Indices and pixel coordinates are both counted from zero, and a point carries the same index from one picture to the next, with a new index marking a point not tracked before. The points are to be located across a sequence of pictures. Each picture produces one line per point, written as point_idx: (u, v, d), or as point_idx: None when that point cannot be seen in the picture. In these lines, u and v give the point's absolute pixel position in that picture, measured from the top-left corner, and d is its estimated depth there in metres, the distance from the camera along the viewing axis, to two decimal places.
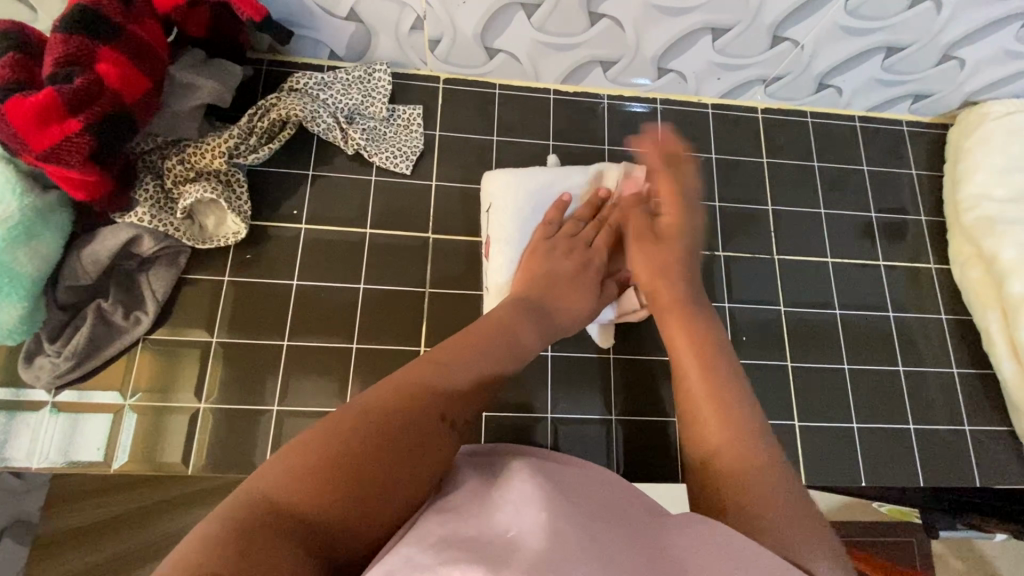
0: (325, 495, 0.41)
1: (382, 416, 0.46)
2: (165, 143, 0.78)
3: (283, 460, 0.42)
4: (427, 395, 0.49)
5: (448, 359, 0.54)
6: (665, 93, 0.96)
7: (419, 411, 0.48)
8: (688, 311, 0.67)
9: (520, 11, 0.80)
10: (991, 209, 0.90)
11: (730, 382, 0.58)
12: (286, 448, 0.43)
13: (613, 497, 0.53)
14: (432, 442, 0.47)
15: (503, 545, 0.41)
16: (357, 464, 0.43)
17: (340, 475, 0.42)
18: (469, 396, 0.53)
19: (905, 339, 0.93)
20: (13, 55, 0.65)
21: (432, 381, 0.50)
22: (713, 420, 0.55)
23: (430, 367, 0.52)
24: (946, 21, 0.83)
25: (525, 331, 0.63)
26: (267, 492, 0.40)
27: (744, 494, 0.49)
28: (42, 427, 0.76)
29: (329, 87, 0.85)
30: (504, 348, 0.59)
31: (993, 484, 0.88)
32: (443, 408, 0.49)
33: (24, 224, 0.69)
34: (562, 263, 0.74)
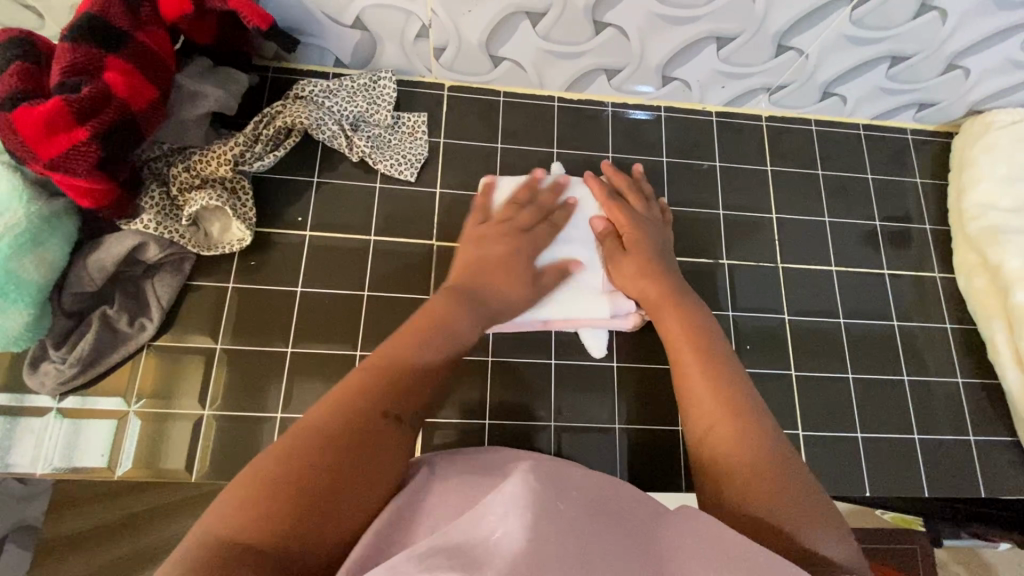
0: (271, 517, 0.43)
1: (318, 431, 0.48)
2: (170, 152, 0.78)
3: (230, 498, 0.44)
4: (363, 398, 0.51)
5: (384, 360, 0.56)
6: (669, 101, 0.96)
7: (356, 414, 0.50)
8: (684, 313, 0.70)
9: (525, 20, 0.80)
10: (996, 218, 0.90)
11: (726, 368, 0.62)
12: (232, 486, 0.45)
13: (597, 490, 0.53)
14: (375, 441, 0.50)
15: (486, 548, 0.40)
16: (298, 481, 0.45)
17: (286, 496, 0.44)
18: (405, 393, 0.54)
19: (910, 348, 0.92)
20: (21, 64, 0.66)
21: (368, 386, 0.53)
22: (713, 406, 0.58)
23: (366, 372, 0.54)
24: (951, 31, 0.82)
25: (460, 326, 0.65)
26: (217, 533, 0.42)
27: (743, 479, 0.52)
28: (46, 432, 0.77)
29: (334, 95, 0.86)
30: (439, 344, 0.61)
31: (998, 495, 0.88)
32: (382, 404, 0.52)
33: (30, 231, 0.70)
34: (494, 250, 0.76)
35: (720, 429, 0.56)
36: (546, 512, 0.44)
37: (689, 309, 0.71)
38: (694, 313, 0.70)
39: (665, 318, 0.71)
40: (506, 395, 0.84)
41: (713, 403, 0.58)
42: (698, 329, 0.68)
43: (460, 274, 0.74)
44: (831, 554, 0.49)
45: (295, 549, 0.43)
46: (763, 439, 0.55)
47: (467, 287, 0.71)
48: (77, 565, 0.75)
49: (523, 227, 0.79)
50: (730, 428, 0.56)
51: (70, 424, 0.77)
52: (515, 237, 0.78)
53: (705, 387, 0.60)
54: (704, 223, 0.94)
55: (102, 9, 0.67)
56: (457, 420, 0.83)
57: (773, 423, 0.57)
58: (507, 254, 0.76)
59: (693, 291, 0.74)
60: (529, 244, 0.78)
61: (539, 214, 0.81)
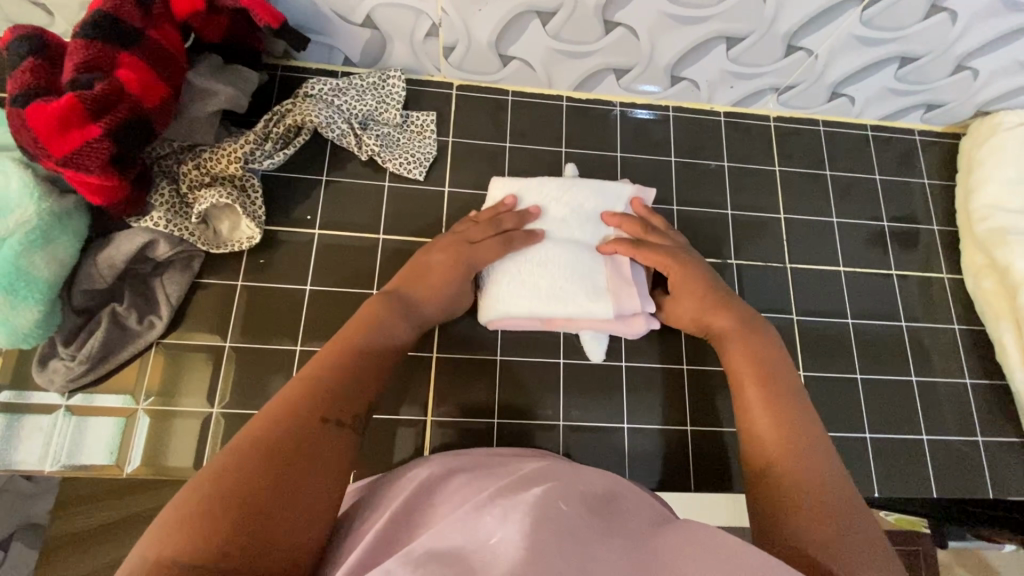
0: (216, 530, 0.42)
1: (247, 450, 0.47)
2: (181, 149, 0.78)
3: (165, 522, 0.43)
4: (298, 405, 0.52)
5: (316, 371, 0.56)
6: (676, 101, 0.97)
7: (291, 422, 0.50)
8: (753, 345, 0.68)
9: (535, 19, 0.80)
10: (1003, 219, 0.91)
11: (792, 408, 0.61)
12: (168, 509, 0.44)
13: (608, 484, 0.54)
14: (316, 446, 0.50)
15: (482, 557, 0.42)
16: (238, 494, 0.44)
17: (227, 509, 0.43)
18: (338, 398, 0.54)
19: (917, 349, 0.92)
20: (33, 61, 0.66)
21: (303, 394, 0.53)
22: (776, 447, 0.58)
23: (301, 383, 0.54)
24: (961, 32, 0.82)
25: (394, 328, 0.66)
26: (154, 556, 0.41)
27: (804, 515, 0.52)
28: (54, 430, 0.76)
29: (344, 93, 0.86)
30: (373, 346, 0.62)
31: (1005, 495, 0.88)
32: (319, 410, 0.52)
33: (41, 228, 0.70)
34: (437, 260, 0.76)
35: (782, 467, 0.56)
36: (546, 515, 0.44)
37: (758, 341, 0.69)
38: (763, 343, 0.69)
39: (729, 347, 0.70)
40: (514, 394, 0.84)
41: (774, 442, 0.59)
42: (766, 362, 0.66)
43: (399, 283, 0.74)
44: None
45: (240, 563, 0.42)
46: (828, 487, 0.54)
47: (400, 293, 0.72)
48: (82, 563, 0.74)
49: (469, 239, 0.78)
50: (795, 466, 0.56)
51: (79, 421, 0.77)
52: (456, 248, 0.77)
53: (768, 424, 0.60)
54: (712, 224, 0.94)
55: (115, 6, 0.67)
56: (466, 420, 0.83)
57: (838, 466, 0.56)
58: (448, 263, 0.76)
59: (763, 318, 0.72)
60: (469, 255, 0.76)
61: (493, 228, 0.78)
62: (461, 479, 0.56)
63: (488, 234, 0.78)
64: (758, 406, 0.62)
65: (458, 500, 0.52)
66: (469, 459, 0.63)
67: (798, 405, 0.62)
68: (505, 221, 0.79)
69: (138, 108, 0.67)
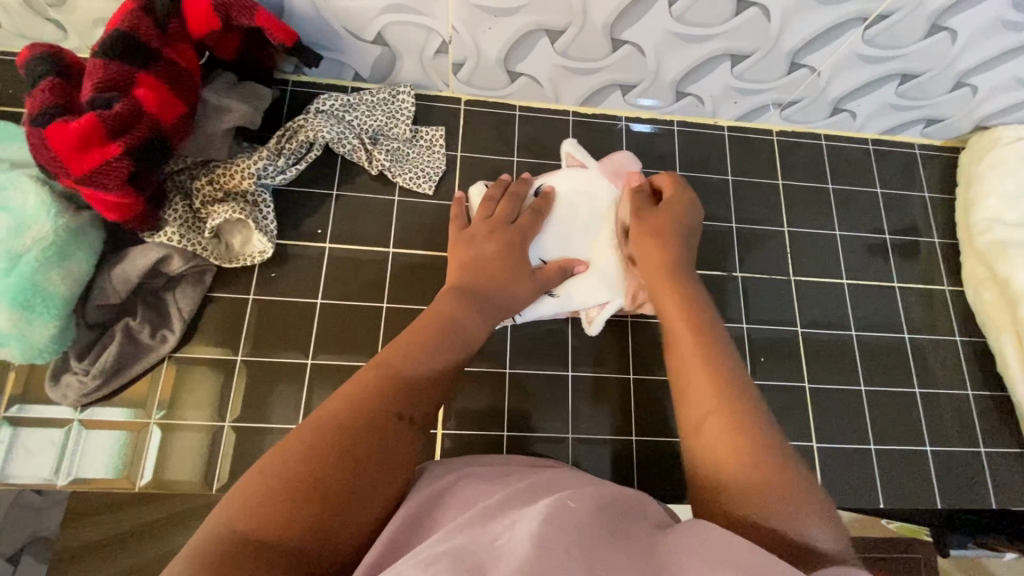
0: (291, 513, 0.44)
1: (328, 434, 0.49)
2: (194, 164, 0.79)
3: (244, 492, 0.45)
4: (379, 399, 0.54)
5: (391, 366, 0.57)
6: (681, 116, 0.98)
7: (367, 413, 0.52)
8: (695, 317, 0.67)
9: (544, 37, 0.81)
10: (1004, 233, 0.92)
11: (724, 357, 0.62)
12: (247, 482, 0.46)
13: (615, 490, 0.53)
14: (390, 438, 0.52)
15: (491, 552, 0.41)
16: (314, 479, 0.46)
17: (304, 491, 0.46)
18: (416, 397, 0.57)
19: (920, 361, 0.94)
20: (52, 80, 0.67)
21: (376, 386, 0.55)
22: (711, 412, 0.57)
23: (375, 375, 0.56)
24: (959, 51, 0.84)
25: (463, 324, 0.67)
26: (228, 528, 0.43)
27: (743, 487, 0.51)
28: (66, 443, 0.77)
29: (355, 109, 0.87)
30: (445, 340, 0.64)
31: (1008, 506, 0.89)
32: (399, 407, 0.54)
33: (57, 245, 0.71)
34: (489, 249, 0.78)
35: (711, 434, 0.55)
36: (557, 514, 0.43)
37: (692, 299, 0.70)
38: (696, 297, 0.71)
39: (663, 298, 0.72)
40: (523, 406, 0.85)
41: (706, 399, 0.58)
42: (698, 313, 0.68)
43: (458, 276, 0.75)
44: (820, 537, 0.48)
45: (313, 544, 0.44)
46: (767, 449, 0.53)
47: (466, 286, 0.73)
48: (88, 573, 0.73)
49: (508, 220, 0.81)
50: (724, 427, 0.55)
51: (89, 434, 0.77)
52: (506, 234, 0.79)
53: (700, 371, 0.60)
54: (717, 237, 0.96)
55: (131, 24, 0.68)
56: (476, 432, 0.83)
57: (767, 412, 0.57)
58: (501, 251, 0.77)
59: (694, 278, 0.74)
60: (519, 236, 0.80)
61: (515, 203, 0.83)
62: (472, 484, 0.56)
63: (507, 203, 0.83)
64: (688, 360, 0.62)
65: (468, 505, 0.52)
66: (487, 467, 0.63)
67: (727, 357, 0.62)
68: (517, 188, 0.84)
69: (156, 127, 0.68)
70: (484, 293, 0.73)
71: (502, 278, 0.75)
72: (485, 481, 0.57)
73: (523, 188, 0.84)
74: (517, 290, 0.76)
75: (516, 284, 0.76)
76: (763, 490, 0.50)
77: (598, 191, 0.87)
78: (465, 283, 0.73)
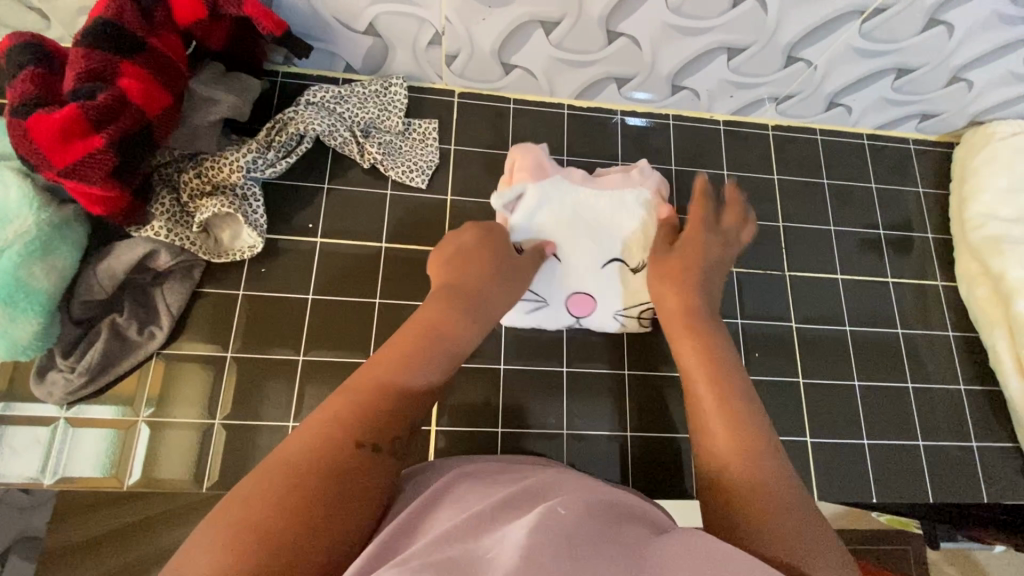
0: (239, 556, 0.41)
1: (284, 472, 0.46)
2: (181, 157, 0.78)
3: (195, 542, 0.42)
4: (336, 429, 0.49)
5: (358, 392, 0.53)
6: (677, 110, 0.97)
7: (325, 446, 0.48)
8: (708, 347, 0.65)
9: (539, 28, 0.80)
10: (998, 228, 0.92)
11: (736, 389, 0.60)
12: (198, 531, 0.42)
13: (614, 494, 0.52)
14: (350, 472, 0.48)
15: (481, 564, 0.41)
16: (263, 520, 0.43)
17: (257, 539, 0.42)
18: (381, 421, 0.52)
19: (913, 356, 0.94)
20: (34, 68, 0.65)
21: (337, 415, 0.51)
22: (725, 442, 0.55)
23: (338, 403, 0.52)
24: (956, 46, 0.84)
25: (447, 335, 0.62)
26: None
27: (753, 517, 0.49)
28: (52, 443, 0.75)
29: (346, 100, 0.85)
30: (427, 356, 0.59)
31: (1001, 500, 0.89)
32: (358, 434, 0.50)
33: (40, 239, 0.69)
34: (467, 240, 0.76)
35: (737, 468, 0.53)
36: (546, 520, 0.43)
37: (709, 340, 0.66)
38: (716, 345, 0.65)
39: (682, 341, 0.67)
40: (518, 402, 0.85)
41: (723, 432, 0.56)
42: (720, 366, 0.63)
43: (444, 275, 0.72)
44: None
45: None
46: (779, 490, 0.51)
47: (452, 287, 0.69)
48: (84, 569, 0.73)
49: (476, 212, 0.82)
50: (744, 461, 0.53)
51: (76, 433, 0.76)
52: (479, 223, 0.79)
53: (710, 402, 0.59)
54: None
55: (116, 13, 0.66)
56: (469, 429, 0.83)
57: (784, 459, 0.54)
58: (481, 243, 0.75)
59: (715, 319, 0.70)
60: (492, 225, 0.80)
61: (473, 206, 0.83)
62: (467, 484, 0.56)
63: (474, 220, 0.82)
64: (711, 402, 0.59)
65: (469, 504, 0.51)
66: (487, 465, 0.62)
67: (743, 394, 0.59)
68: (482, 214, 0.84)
69: (141, 119, 0.67)
70: (469, 299, 0.68)
71: (478, 281, 0.71)
72: (482, 481, 0.57)
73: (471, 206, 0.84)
74: (499, 291, 0.71)
75: (497, 283, 0.72)
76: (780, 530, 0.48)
77: (549, 188, 0.84)
78: (452, 282, 0.70)
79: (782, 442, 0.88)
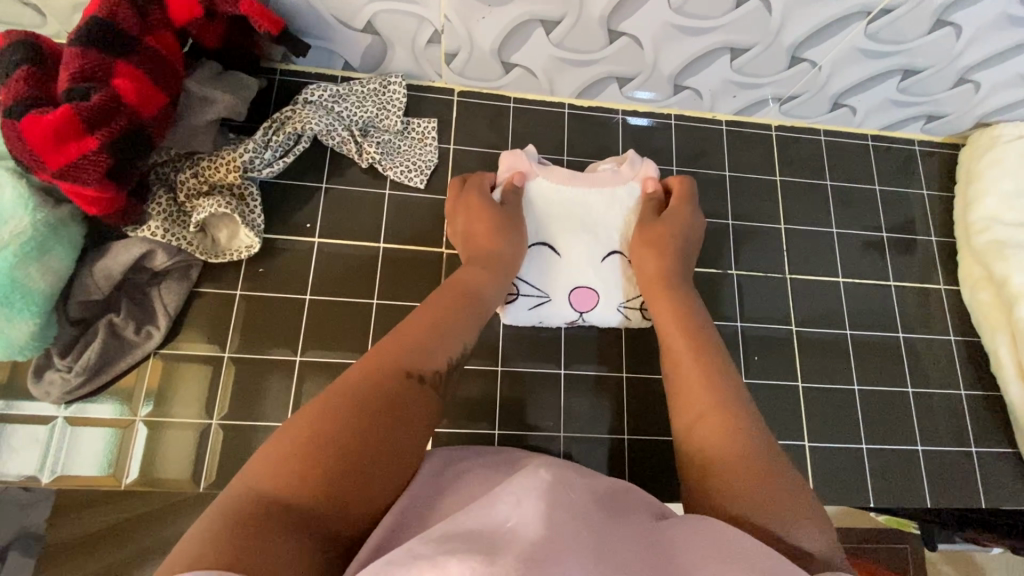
0: (310, 475, 0.44)
1: (351, 396, 0.49)
2: (178, 157, 0.77)
3: (264, 456, 0.45)
4: (390, 360, 0.54)
5: (410, 334, 0.58)
6: (679, 109, 0.96)
7: (385, 374, 0.52)
8: (677, 305, 0.72)
9: (540, 27, 0.79)
10: (1002, 232, 0.91)
11: (713, 355, 0.65)
12: (266, 446, 0.45)
13: (608, 483, 0.55)
14: (405, 399, 0.52)
15: (502, 536, 0.40)
16: (333, 439, 0.46)
17: (328, 462, 0.45)
18: (429, 360, 0.57)
19: (913, 360, 0.93)
20: (28, 69, 0.65)
21: (394, 347, 0.56)
22: (704, 409, 0.60)
23: (395, 340, 0.57)
24: (965, 46, 0.82)
25: (481, 295, 0.70)
26: (251, 490, 0.43)
27: (729, 482, 0.53)
28: (51, 440, 0.76)
29: (344, 99, 0.85)
30: (466, 311, 0.66)
31: (1000, 505, 0.89)
32: (411, 367, 0.54)
33: (37, 239, 0.69)
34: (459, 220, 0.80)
35: (707, 431, 0.58)
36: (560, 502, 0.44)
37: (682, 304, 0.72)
38: (697, 322, 0.70)
39: (655, 304, 0.75)
40: (515, 404, 0.84)
41: (700, 404, 0.60)
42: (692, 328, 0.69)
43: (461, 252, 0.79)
44: (806, 547, 0.48)
45: (333, 498, 0.44)
46: (757, 450, 0.55)
47: (481, 256, 0.75)
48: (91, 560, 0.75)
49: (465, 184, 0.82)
50: (717, 428, 0.57)
51: (74, 431, 0.76)
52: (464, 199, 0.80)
53: (689, 367, 0.64)
54: (714, 234, 0.94)
55: (110, 13, 0.66)
56: (466, 430, 0.82)
57: (763, 425, 0.57)
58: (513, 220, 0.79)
59: (690, 285, 0.76)
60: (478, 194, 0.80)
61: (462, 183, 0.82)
62: (466, 481, 0.56)
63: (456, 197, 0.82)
64: (685, 365, 0.65)
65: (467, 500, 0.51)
66: (488, 458, 0.62)
67: (721, 358, 0.65)
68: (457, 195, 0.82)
69: (136, 119, 0.66)
70: (496, 261, 0.75)
71: (495, 245, 0.77)
72: (482, 475, 0.57)
73: (462, 187, 0.82)
74: (518, 250, 0.78)
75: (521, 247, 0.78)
76: (756, 496, 0.51)
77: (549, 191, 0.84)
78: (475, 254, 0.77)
79: (780, 446, 0.88)
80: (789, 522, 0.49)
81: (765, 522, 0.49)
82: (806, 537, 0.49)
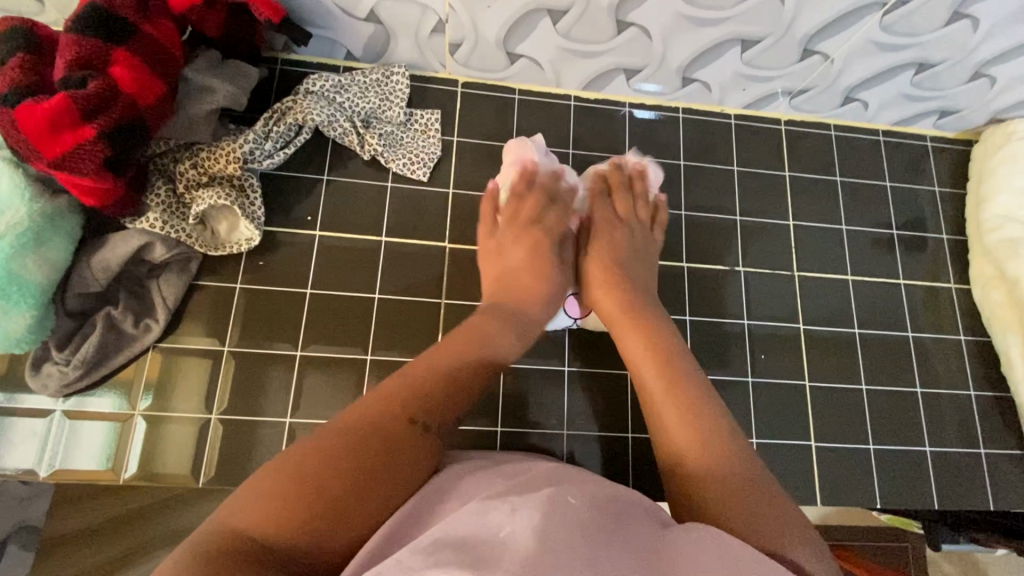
0: (281, 516, 0.45)
1: (340, 433, 0.50)
2: (177, 147, 0.76)
3: (246, 491, 0.46)
4: (390, 404, 0.53)
5: (420, 377, 0.57)
6: (687, 102, 0.94)
7: (380, 415, 0.52)
8: (643, 325, 0.69)
9: (546, 17, 0.77)
10: (1014, 230, 0.90)
11: (683, 374, 0.63)
12: (249, 480, 0.47)
13: (611, 488, 0.53)
14: (398, 443, 0.51)
15: (494, 546, 0.41)
16: (311, 481, 0.46)
17: (310, 503, 0.46)
18: (435, 405, 0.56)
19: (922, 360, 0.92)
20: (24, 56, 0.64)
21: (398, 392, 0.55)
22: (687, 434, 0.58)
23: (401, 384, 0.56)
24: (980, 39, 0.80)
25: (495, 340, 0.66)
26: (229, 524, 0.44)
27: (725, 507, 0.52)
28: (50, 433, 0.75)
29: (346, 90, 0.83)
30: (479, 354, 0.63)
31: (1009, 507, 0.88)
32: (412, 410, 0.54)
33: (33, 230, 0.68)
34: (501, 253, 0.76)
35: (696, 459, 0.56)
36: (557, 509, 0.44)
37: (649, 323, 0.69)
38: (663, 340, 0.67)
39: (620, 325, 0.70)
40: (518, 401, 0.83)
41: (682, 428, 0.59)
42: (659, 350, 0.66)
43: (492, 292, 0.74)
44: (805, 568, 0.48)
45: (302, 541, 0.45)
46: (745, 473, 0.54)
47: (500, 302, 0.72)
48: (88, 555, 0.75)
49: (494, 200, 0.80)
50: (706, 456, 0.56)
51: (73, 425, 0.75)
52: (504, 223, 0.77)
53: (664, 392, 0.61)
54: (721, 230, 0.93)
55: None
56: (468, 427, 0.81)
57: (746, 445, 0.57)
58: (529, 258, 0.74)
59: (651, 302, 0.73)
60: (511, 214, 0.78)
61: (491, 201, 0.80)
62: (468, 481, 0.55)
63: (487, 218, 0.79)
64: (659, 391, 0.62)
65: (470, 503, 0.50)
66: (490, 463, 0.61)
67: (692, 377, 0.63)
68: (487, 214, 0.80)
69: (133, 109, 0.65)
70: (514, 313, 0.70)
71: (521, 298, 0.72)
72: (483, 477, 0.56)
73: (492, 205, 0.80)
74: (539, 293, 0.73)
75: (541, 299, 0.73)
76: (755, 519, 0.51)
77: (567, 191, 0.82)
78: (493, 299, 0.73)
79: (786, 445, 0.87)
80: (786, 543, 0.49)
81: (766, 543, 0.49)
82: (803, 557, 0.49)
